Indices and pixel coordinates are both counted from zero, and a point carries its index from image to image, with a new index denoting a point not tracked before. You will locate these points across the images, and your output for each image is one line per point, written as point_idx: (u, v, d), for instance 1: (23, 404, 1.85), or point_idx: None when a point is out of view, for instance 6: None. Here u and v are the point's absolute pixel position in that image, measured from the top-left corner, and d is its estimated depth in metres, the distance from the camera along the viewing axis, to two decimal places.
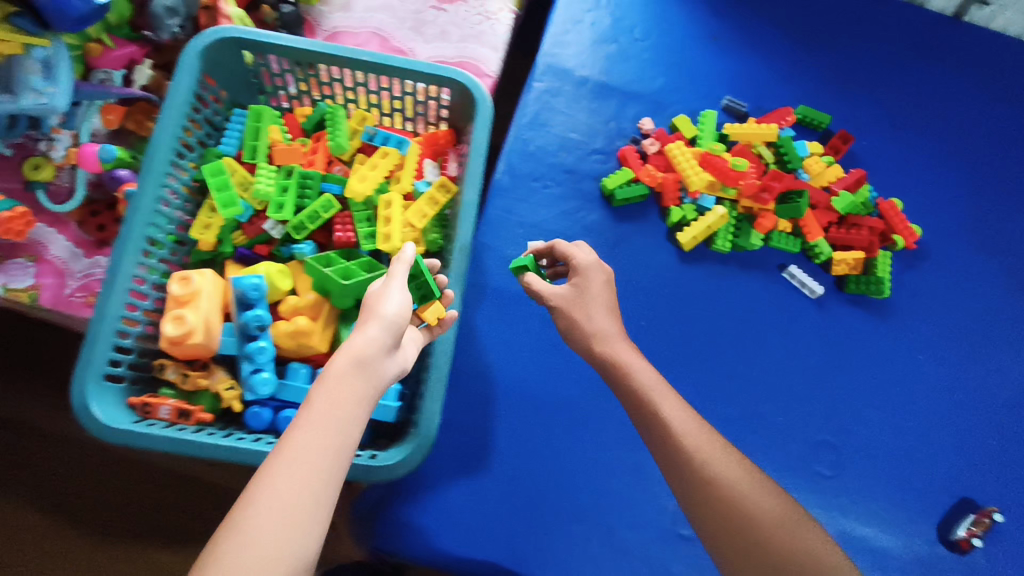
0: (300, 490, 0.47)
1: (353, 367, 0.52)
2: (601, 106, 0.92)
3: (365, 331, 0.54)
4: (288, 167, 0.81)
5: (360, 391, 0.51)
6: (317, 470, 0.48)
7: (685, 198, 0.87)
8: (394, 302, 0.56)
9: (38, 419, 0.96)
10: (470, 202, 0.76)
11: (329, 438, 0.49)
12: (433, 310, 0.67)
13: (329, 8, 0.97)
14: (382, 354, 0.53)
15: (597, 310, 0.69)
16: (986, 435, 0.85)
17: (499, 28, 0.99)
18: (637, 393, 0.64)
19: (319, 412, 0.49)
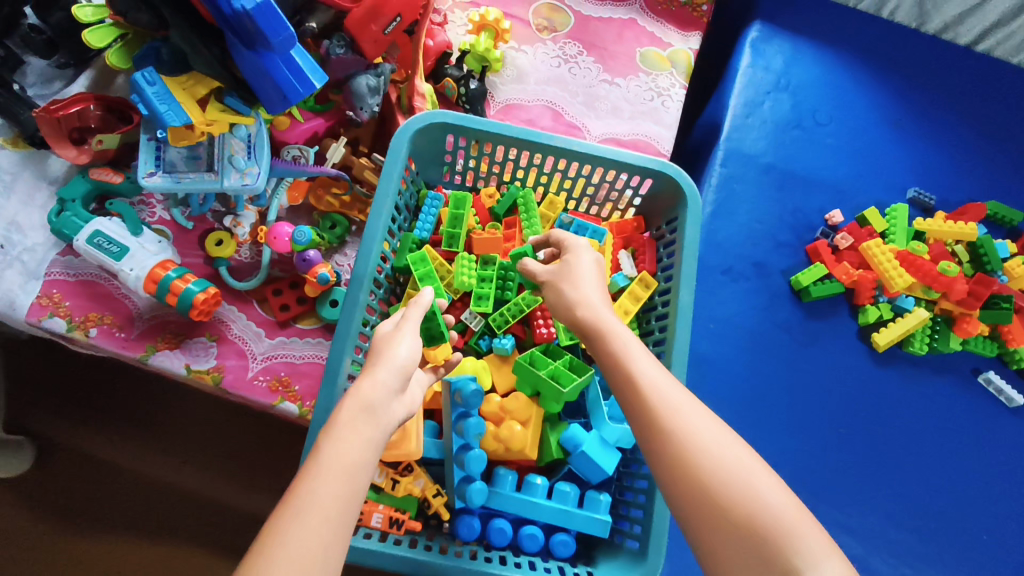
0: (307, 546, 0.39)
1: (367, 411, 0.46)
2: (786, 195, 0.90)
3: (375, 373, 0.49)
4: (488, 257, 0.78)
5: (373, 435, 0.46)
6: (328, 520, 0.41)
7: (880, 296, 0.84)
8: (405, 346, 0.51)
9: (125, 461, 0.96)
10: (684, 303, 0.73)
11: (339, 488, 0.42)
12: (439, 351, 0.69)
13: (501, 79, 0.96)
14: (394, 397, 0.48)
15: (576, 282, 0.58)
16: None
17: (672, 106, 0.97)
18: (613, 352, 0.52)
19: (329, 458, 0.43)
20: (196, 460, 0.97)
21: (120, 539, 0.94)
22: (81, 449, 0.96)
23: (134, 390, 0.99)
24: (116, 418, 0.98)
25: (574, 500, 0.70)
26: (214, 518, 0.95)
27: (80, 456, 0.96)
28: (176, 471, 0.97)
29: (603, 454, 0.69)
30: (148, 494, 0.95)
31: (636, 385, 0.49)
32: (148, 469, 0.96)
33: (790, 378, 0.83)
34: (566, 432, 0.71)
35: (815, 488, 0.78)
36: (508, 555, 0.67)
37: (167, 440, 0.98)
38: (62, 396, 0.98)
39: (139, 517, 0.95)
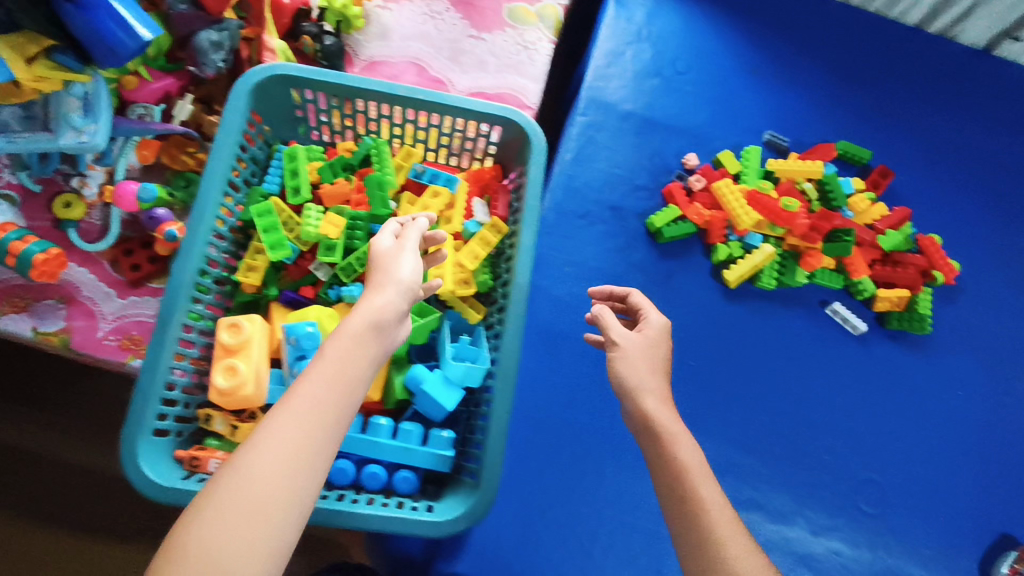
0: (307, 439, 0.47)
1: (373, 328, 0.53)
2: (646, 141, 0.92)
3: (378, 294, 0.55)
4: (337, 207, 0.78)
5: (375, 348, 0.52)
6: (319, 421, 0.48)
7: (731, 235, 0.87)
8: (406, 269, 0.58)
9: (44, 449, 0.94)
10: (526, 244, 0.75)
11: (339, 395, 0.49)
12: (336, 217, 0.77)
13: (365, 37, 0.96)
14: (397, 320, 0.55)
15: (640, 368, 0.62)
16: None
17: (539, 59, 0.98)
18: (666, 435, 0.57)
19: (338, 362, 0.50)
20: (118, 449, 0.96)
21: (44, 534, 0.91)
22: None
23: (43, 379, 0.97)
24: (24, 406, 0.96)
25: (417, 437, 0.72)
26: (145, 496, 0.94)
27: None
28: (97, 453, 0.95)
29: (442, 392, 0.71)
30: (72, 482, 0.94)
31: (691, 490, 0.54)
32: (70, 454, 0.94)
33: None
34: (408, 373, 0.73)
35: None
36: (349, 492, 0.69)
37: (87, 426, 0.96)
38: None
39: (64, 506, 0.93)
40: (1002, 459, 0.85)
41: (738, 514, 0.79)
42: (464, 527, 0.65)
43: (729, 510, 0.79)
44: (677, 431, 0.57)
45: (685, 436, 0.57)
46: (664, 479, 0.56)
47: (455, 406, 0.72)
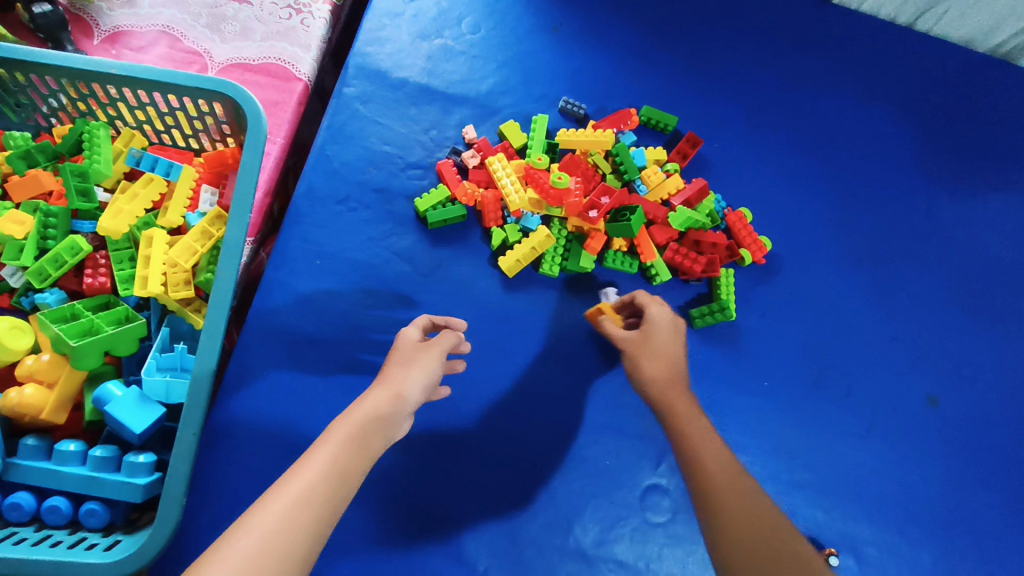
0: (301, 526, 0.43)
1: (373, 418, 0.51)
2: (420, 113, 0.81)
3: (407, 385, 0.55)
4: (31, 202, 0.69)
5: (380, 439, 0.51)
6: (321, 507, 0.45)
7: (509, 217, 0.77)
8: (427, 367, 0.58)
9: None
10: (234, 237, 0.65)
11: (337, 479, 0.46)
12: (22, 215, 0.67)
13: (109, 4, 0.85)
14: (405, 411, 0.54)
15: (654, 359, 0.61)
16: (841, 471, 0.74)
17: (313, 24, 0.87)
18: (660, 390, 0.59)
19: (342, 450, 0.48)
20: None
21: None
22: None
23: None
24: None
25: (110, 464, 0.62)
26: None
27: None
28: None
29: (130, 412, 0.61)
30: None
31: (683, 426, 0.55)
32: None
33: (407, 310, 0.74)
34: (99, 391, 0.63)
35: (416, 424, 0.70)
36: (25, 530, 0.61)
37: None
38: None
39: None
40: (818, 457, 0.74)
41: (499, 529, 0.67)
42: (134, 567, 0.57)
43: (487, 524, 0.68)
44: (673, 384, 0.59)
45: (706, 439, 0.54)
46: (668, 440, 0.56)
47: (150, 427, 0.62)
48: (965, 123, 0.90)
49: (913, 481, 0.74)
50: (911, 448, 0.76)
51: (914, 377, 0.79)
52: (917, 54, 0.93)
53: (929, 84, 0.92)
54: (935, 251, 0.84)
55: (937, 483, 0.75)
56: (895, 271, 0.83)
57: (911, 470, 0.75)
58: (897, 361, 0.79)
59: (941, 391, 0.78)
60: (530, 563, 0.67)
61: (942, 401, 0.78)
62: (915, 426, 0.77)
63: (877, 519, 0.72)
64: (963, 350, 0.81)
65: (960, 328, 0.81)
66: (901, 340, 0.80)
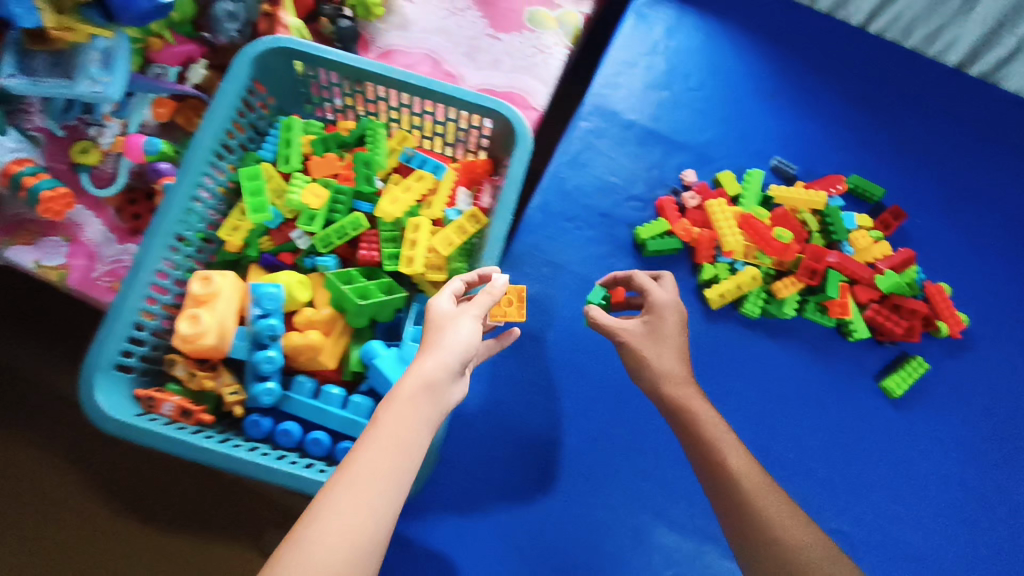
0: (371, 513, 0.48)
1: (411, 397, 0.53)
2: (645, 153, 0.90)
3: (444, 353, 0.55)
4: (324, 179, 0.81)
5: (422, 406, 0.53)
6: (381, 488, 0.49)
7: (719, 256, 0.84)
8: (464, 329, 0.57)
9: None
10: (497, 235, 0.75)
11: (386, 466, 0.50)
12: (319, 190, 0.78)
13: (385, 26, 0.98)
14: (451, 378, 0.55)
15: (670, 357, 0.66)
16: (1003, 546, 0.79)
17: (552, 63, 0.99)
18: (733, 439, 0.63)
19: (392, 437, 0.51)
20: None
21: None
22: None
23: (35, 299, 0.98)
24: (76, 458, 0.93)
25: (366, 411, 0.71)
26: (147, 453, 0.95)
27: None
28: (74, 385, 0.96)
29: (393, 369, 0.71)
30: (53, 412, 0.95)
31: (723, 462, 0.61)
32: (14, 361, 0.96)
33: (621, 326, 0.83)
34: (364, 347, 0.74)
35: (622, 431, 0.77)
36: (292, 454, 0.70)
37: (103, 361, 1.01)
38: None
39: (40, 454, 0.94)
40: (981, 530, 0.79)
41: (688, 541, 0.74)
42: None
43: (678, 535, 0.74)
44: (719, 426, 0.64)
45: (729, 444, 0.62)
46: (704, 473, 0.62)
47: None
48: None
49: None
50: None
51: None
52: None
53: None
54: None
55: None
56: None
57: None
58: None
59: None
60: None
61: None
62: None
63: None
64: None
65: None
66: None
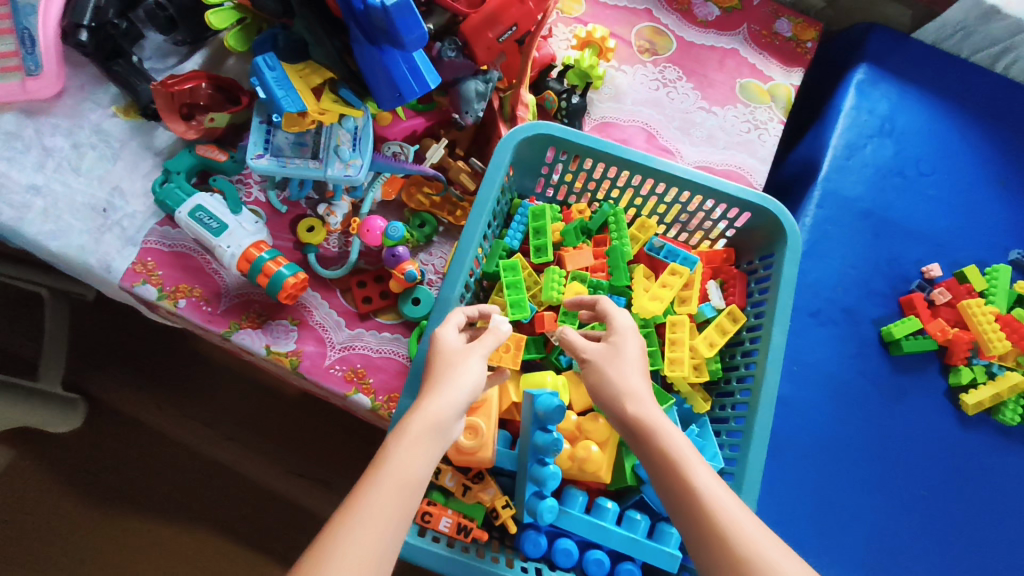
0: (382, 544, 0.44)
1: (426, 427, 0.50)
2: (882, 243, 0.87)
3: (453, 385, 0.53)
4: (576, 272, 0.77)
5: (434, 451, 0.50)
6: (392, 520, 0.45)
7: (973, 358, 0.81)
8: (474, 367, 0.55)
9: (176, 429, 1.11)
10: (776, 343, 0.71)
11: (402, 496, 0.46)
12: (579, 286, 0.76)
13: (598, 97, 0.95)
14: (457, 414, 0.52)
15: (616, 373, 0.57)
16: None
17: (768, 140, 0.96)
18: (671, 459, 0.51)
19: (397, 463, 0.48)
20: (274, 457, 1.11)
21: (115, 524, 1.07)
22: (160, 429, 1.10)
23: (217, 379, 1.14)
24: (254, 494, 1.09)
25: (645, 529, 0.68)
26: (265, 504, 1.09)
27: (171, 444, 1.10)
28: (231, 451, 1.11)
29: None
30: (227, 480, 1.09)
31: (688, 483, 0.49)
32: (195, 439, 1.11)
33: (876, 431, 0.79)
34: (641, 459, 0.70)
35: (886, 547, 0.75)
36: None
37: (247, 435, 1.12)
38: (128, 357, 1.13)
39: (146, 489, 1.08)
40: None
41: None
42: None
43: None
44: (676, 434, 0.53)
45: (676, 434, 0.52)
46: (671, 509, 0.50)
47: None
48: None
49: None
50: None
51: None
52: None
53: None
54: None
55: None
56: None
57: None
58: None
59: None
60: None
61: None
62: None
63: None
64: None
65: None
66: None
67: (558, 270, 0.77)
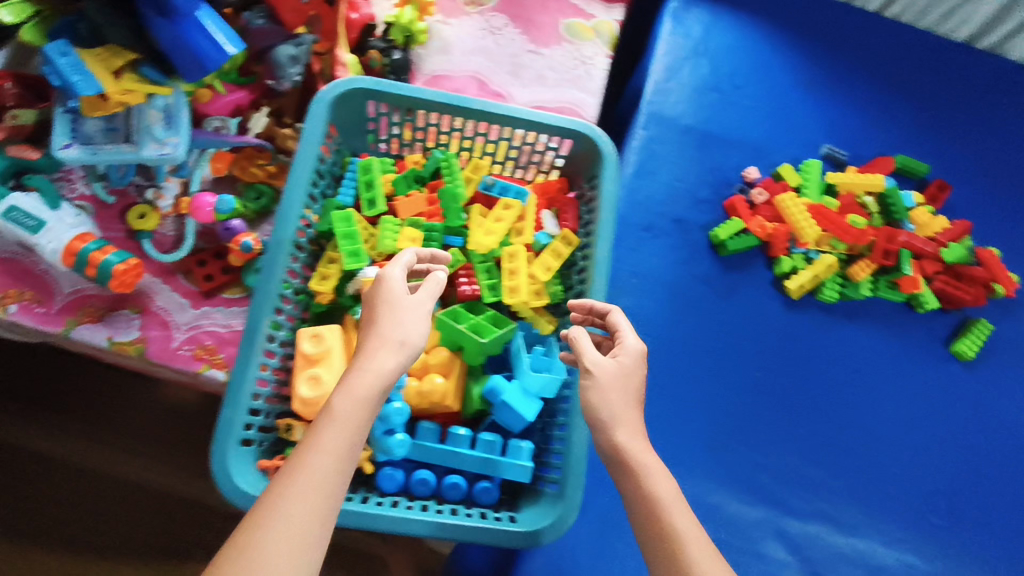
0: (324, 491, 0.46)
1: (367, 382, 0.52)
2: (705, 155, 0.93)
3: (393, 333, 0.55)
4: (411, 218, 0.79)
5: (369, 415, 0.51)
6: (331, 470, 0.47)
7: (793, 248, 0.88)
8: (411, 318, 0.57)
9: (44, 447, 0.99)
10: (602, 256, 0.75)
11: (345, 447, 0.49)
12: (413, 232, 0.78)
13: (427, 51, 0.97)
14: (396, 368, 0.54)
15: (614, 399, 0.56)
16: None
17: (596, 74, 1.00)
18: (653, 498, 0.51)
19: (339, 416, 0.50)
20: (167, 457, 1.01)
21: None
22: (24, 446, 0.99)
23: (83, 382, 1.03)
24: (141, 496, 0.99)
25: (497, 448, 0.72)
26: (161, 508, 0.99)
27: (39, 459, 0.99)
28: (113, 459, 1.00)
29: (523, 403, 0.71)
30: (109, 487, 0.99)
31: (666, 521, 0.50)
32: (68, 452, 0.99)
33: (711, 327, 0.85)
34: (487, 384, 0.73)
35: (730, 428, 0.81)
36: (431, 503, 0.69)
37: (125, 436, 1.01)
38: None
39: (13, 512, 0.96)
40: None
41: (808, 524, 0.78)
42: (550, 539, 0.65)
43: (799, 521, 0.78)
44: (656, 473, 0.53)
45: (659, 473, 0.52)
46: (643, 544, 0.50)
47: (534, 416, 0.72)
48: None
49: None
50: None
51: None
52: None
53: None
54: None
55: None
56: None
57: None
58: None
59: None
60: (835, 558, 0.77)
61: None
62: None
63: None
64: None
65: None
66: None
67: (391, 218, 0.78)
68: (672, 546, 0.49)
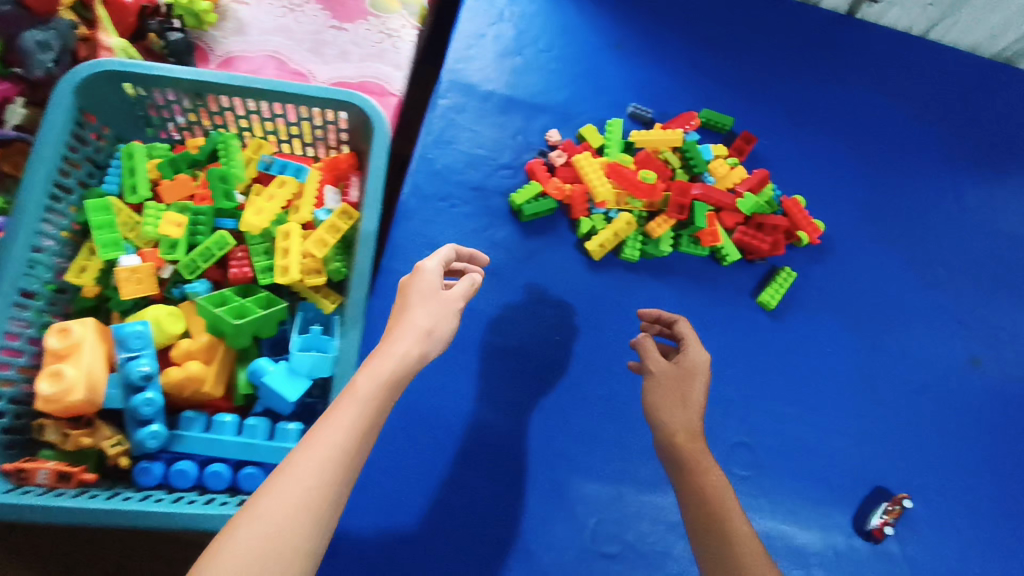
0: (329, 478, 0.46)
1: (398, 372, 0.53)
2: (507, 120, 0.91)
3: (417, 322, 0.57)
4: (178, 203, 0.77)
5: (384, 406, 0.52)
6: (340, 458, 0.48)
7: (594, 209, 0.87)
8: (427, 310, 0.58)
9: None
10: (368, 228, 0.74)
11: (362, 432, 0.50)
12: (177, 216, 0.75)
13: (221, 33, 0.94)
14: (416, 360, 0.55)
15: (667, 398, 0.66)
16: (891, 423, 0.85)
17: (403, 46, 0.98)
18: (705, 481, 0.60)
19: (368, 404, 0.51)
20: None
21: None
22: None
23: None
24: None
25: (263, 432, 0.69)
26: None
27: None
28: None
29: (284, 383, 0.69)
30: None
31: (704, 499, 0.58)
32: None
33: (511, 293, 0.84)
34: (252, 366, 0.71)
35: (528, 393, 0.79)
36: (191, 494, 0.66)
37: None
38: None
39: None
40: (873, 414, 0.85)
41: (605, 488, 0.77)
42: None
43: (597, 483, 0.77)
44: (707, 464, 0.61)
45: (713, 465, 0.61)
46: (690, 524, 0.58)
47: (300, 396, 0.70)
48: (985, 122, 1.03)
49: (956, 431, 0.86)
50: (952, 407, 0.87)
51: (952, 341, 0.90)
52: (930, 57, 1.06)
53: (946, 87, 1.04)
54: (958, 228, 0.96)
55: (977, 433, 0.86)
56: (928, 249, 0.94)
57: (952, 420, 0.86)
58: (938, 326, 0.90)
59: (980, 352, 0.90)
60: (633, 515, 0.77)
61: (982, 361, 0.89)
62: (959, 382, 0.88)
63: (926, 466, 0.83)
64: (994, 315, 0.92)
65: (992, 299, 0.93)
66: (938, 310, 0.91)
67: (153, 203, 0.76)
68: (709, 521, 0.57)
